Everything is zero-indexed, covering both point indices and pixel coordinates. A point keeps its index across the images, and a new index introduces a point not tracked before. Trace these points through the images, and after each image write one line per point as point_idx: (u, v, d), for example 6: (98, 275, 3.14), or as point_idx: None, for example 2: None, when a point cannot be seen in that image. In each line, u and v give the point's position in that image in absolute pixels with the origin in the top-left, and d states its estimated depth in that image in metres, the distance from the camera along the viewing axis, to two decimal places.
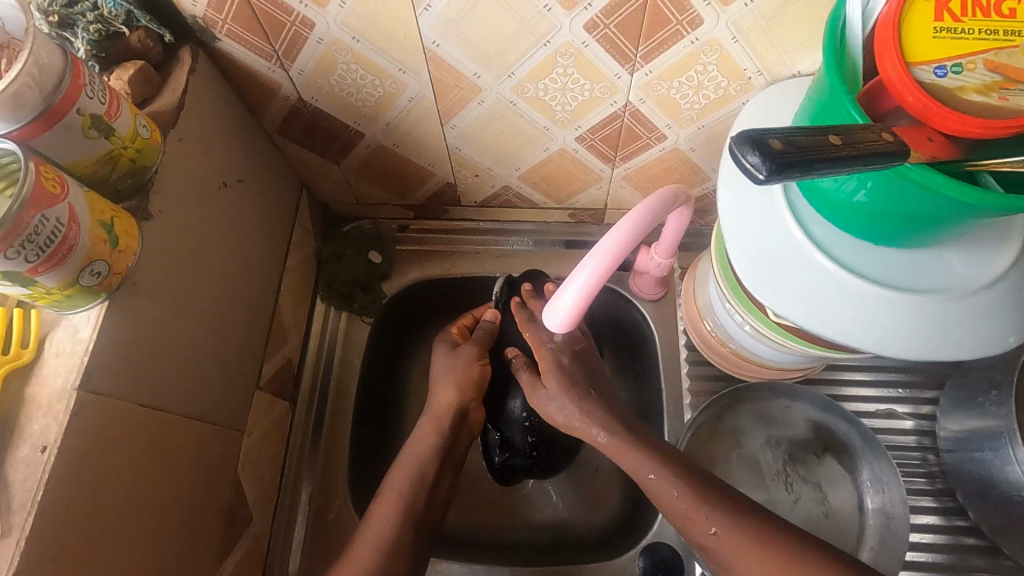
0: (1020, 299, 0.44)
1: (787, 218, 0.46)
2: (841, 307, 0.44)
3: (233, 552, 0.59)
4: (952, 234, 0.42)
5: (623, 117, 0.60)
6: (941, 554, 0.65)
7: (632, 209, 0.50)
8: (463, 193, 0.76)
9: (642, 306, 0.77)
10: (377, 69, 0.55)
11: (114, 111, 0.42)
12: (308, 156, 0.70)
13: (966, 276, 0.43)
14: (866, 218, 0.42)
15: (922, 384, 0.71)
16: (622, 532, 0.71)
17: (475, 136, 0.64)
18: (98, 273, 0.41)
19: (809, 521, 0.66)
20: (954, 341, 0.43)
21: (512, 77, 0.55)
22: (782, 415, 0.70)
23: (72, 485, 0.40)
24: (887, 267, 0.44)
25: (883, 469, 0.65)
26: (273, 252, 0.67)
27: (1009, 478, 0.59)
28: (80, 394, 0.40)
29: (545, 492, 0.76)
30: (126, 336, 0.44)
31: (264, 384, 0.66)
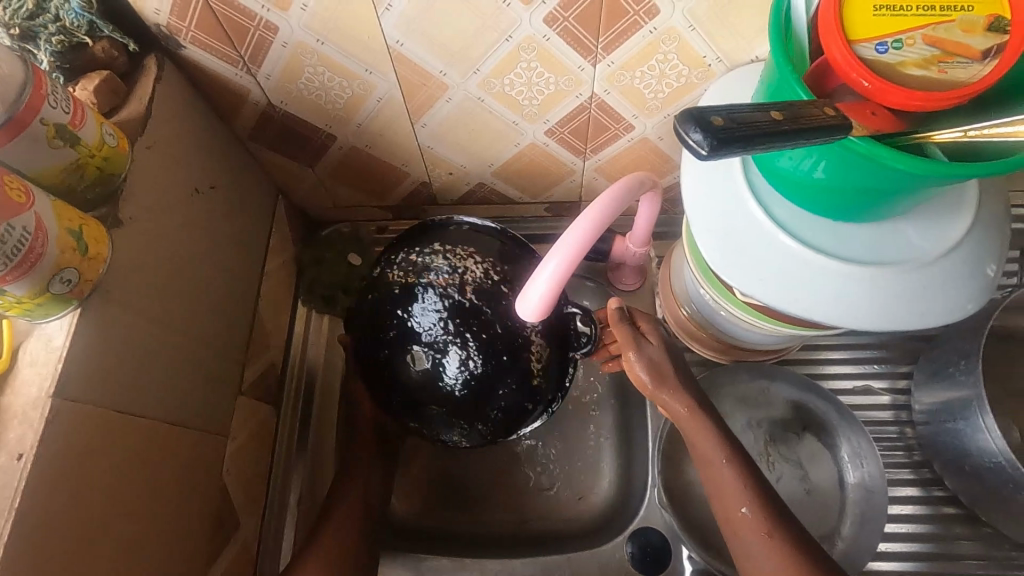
0: (976, 268, 0.45)
1: (748, 200, 0.46)
2: (805, 284, 0.45)
3: (221, 557, 0.59)
4: (907, 205, 0.43)
5: (590, 109, 0.61)
6: (921, 525, 0.66)
7: (597, 198, 0.51)
8: (438, 192, 0.77)
9: (620, 296, 0.78)
10: (344, 71, 0.56)
11: (79, 121, 0.43)
12: (282, 160, 0.70)
13: (925, 246, 0.44)
14: (825, 194, 0.43)
15: (896, 359, 0.72)
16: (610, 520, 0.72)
17: (446, 134, 0.65)
18: (68, 281, 0.41)
19: (792, 499, 0.67)
20: (917, 310, 0.44)
21: (478, 73, 0.56)
22: (761, 397, 0.71)
23: (50, 492, 0.40)
24: (846, 243, 0.45)
25: (860, 443, 0.66)
26: (250, 257, 0.67)
27: (982, 446, 0.60)
28: (55, 402, 0.40)
29: None
30: (101, 343, 0.44)
31: (247, 389, 0.66)
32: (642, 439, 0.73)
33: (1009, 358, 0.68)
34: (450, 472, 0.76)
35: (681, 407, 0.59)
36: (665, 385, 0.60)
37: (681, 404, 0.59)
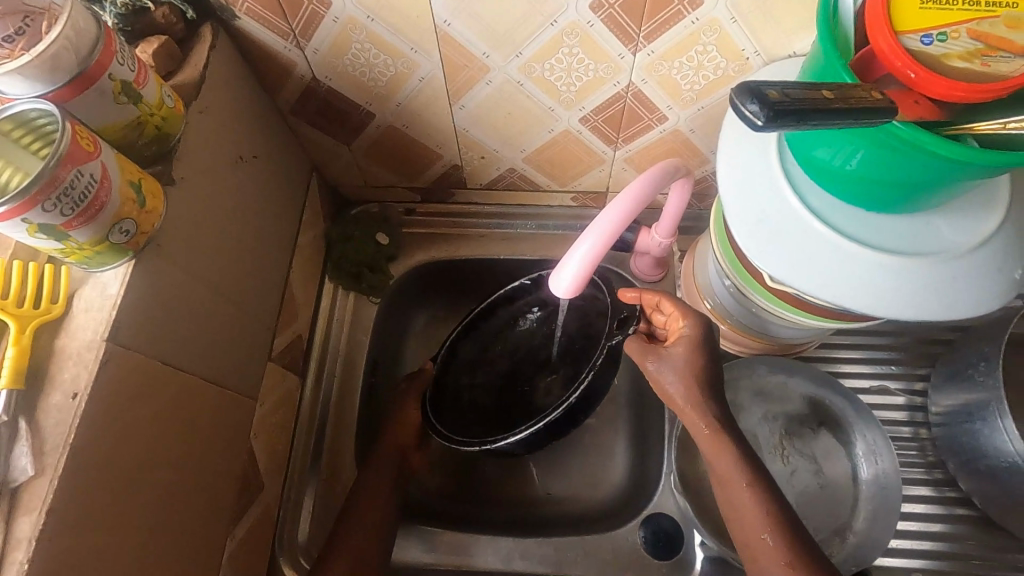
0: (1006, 265, 0.45)
1: (785, 190, 0.48)
2: (837, 271, 0.46)
3: (246, 517, 0.60)
4: (941, 198, 0.44)
5: (626, 98, 0.62)
6: (934, 524, 0.67)
7: (636, 178, 0.53)
8: (469, 176, 0.78)
9: (641, 287, 0.80)
10: (390, 49, 0.58)
11: (142, 80, 0.44)
12: (320, 136, 0.72)
13: (955, 240, 0.45)
14: (860, 184, 0.44)
15: (913, 361, 0.73)
16: (625, 505, 0.73)
17: (483, 117, 0.66)
18: (126, 231, 0.43)
19: (805, 491, 0.68)
20: (945, 303, 0.45)
21: (519, 57, 0.58)
22: (778, 391, 0.72)
23: (99, 431, 0.41)
24: (879, 233, 0.46)
25: (874, 438, 0.67)
26: (285, 228, 0.68)
27: (998, 447, 0.61)
28: (108, 345, 0.42)
29: (549, 468, 0.78)
30: (150, 293, 0.46)
31: (276, 356, 0.67)
32: (657, 428, 0.74)
33: None
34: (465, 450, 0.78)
35: (701, 425, 0.59)
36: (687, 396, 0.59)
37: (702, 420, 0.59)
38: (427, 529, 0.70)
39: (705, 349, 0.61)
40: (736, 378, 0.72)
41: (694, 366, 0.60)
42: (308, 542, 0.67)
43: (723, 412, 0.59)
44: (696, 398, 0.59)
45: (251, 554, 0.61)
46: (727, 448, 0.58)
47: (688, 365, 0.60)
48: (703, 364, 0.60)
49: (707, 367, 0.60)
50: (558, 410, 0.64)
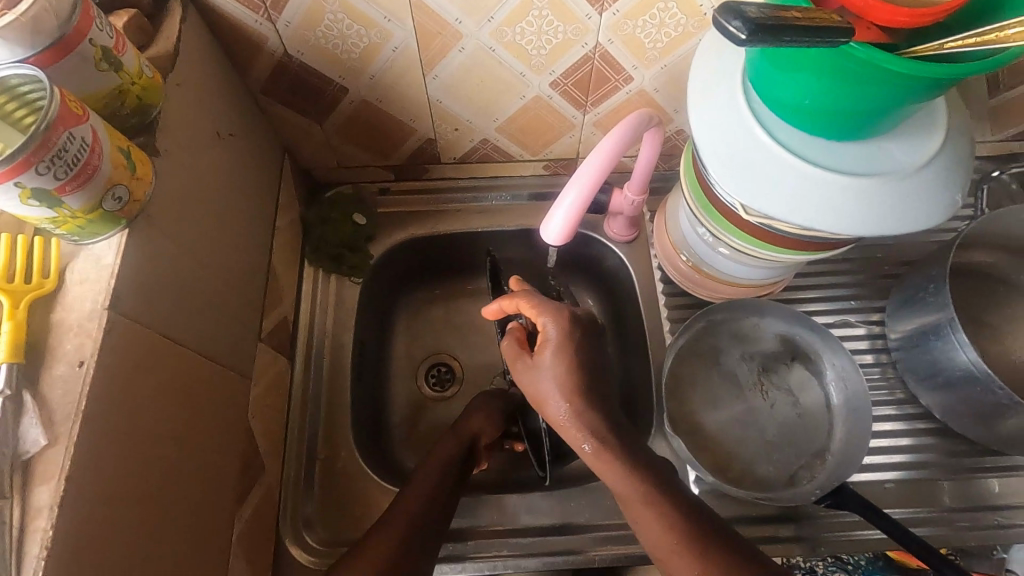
0: (949, 180, 0.51)
1: (751, 123, 0.52)
2: (801, 194, 0.51)
3: (250, 497, 0.60)
4: (890, 121, 0.49)
5: (594, 59, 0.65)
6: (900, 438, 0.73)
7: (607, 135, 0.54)
8: (443, 150, 0.79)
9: (616, 248, 0.83)
10: (363, 18, 0.58)
11: (121, 47, 0.44)
12: (292, 116, 0.71)
13: (905, 159, 0.50)
14: (817, 111, 0.49)
15: (870, 295, 0.79)
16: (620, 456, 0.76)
17: (456, 86, 0.68)
18: (119, 198, 0.42)
19: (786, 421, 0.72)
20: (899, 216, 0.50)
21: (491, 22, 0.60)
22: (753, 332, 0.76)
23: (108, 400, 0.40)
24: (840, 158, 0.51)
25: (842, 364, 0.71)
26: (263, 209, 0.68)
27: (952, 361, 0.67)
28: (110, 314, 0.41)
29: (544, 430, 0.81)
30: (145, 264, 0.45)
31: (266, 337, 0.67)
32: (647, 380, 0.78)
33: (965, 288, 0.77)
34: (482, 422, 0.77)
35: (582, 438, 0.56)
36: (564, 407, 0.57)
37: (582, 434, 0.56)
38: None
39: (574, 347, 0.59)
40: (714, 324, 0.76)
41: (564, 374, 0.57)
42: (314, 520, 0.68)
43: (600, 420, 0.57)
44: (578, 409, 0.57)
45: (257, 536, 0.61)
46: (610, 462, 0.55)
47: (556, 373, 0.58)
48: (572, 372, 0.57)
49: (584, 368, 0.58)
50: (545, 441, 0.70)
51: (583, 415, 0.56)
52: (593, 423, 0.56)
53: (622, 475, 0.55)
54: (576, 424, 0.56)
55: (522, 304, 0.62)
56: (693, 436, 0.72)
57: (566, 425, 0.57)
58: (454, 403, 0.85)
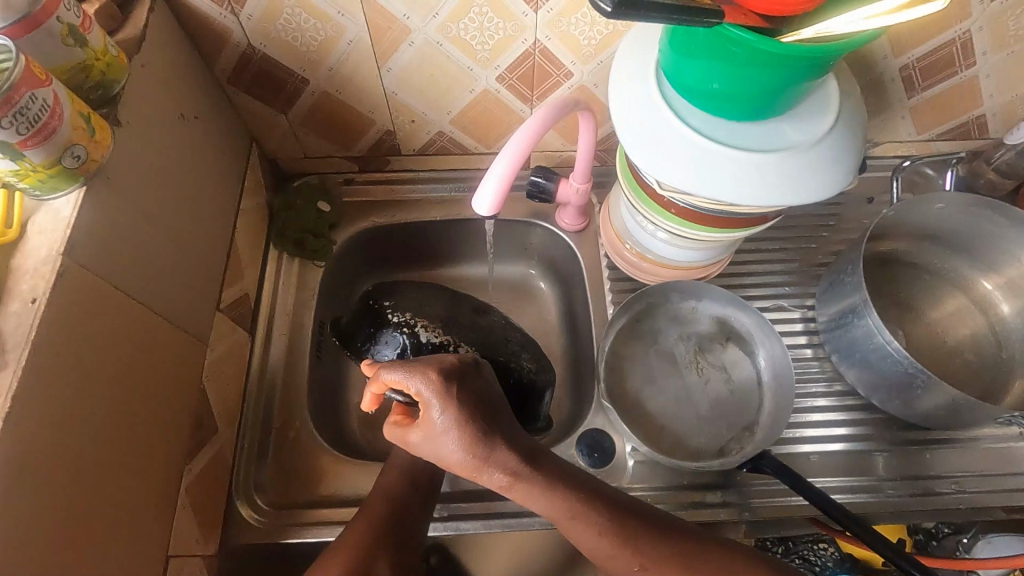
0: (839, 157, 0.56)
1: (661, 105, 0.58)
2: (704, 167, 0.56)
3: (201, 455, 0.64)
4: (780, 103, 0.55)
5: (534, 55, 0.70)
6: (828, 413, 0.78)
7: (527, 123, 0.59)
8: (402, 141, 0.84)
9: (566, 236, 0.88)
10: (318, 12, 0.64)
11: (87, 25, 0.49)
12: (258, 106, 0.77)
13: (798, 138, 0.56)
14: (715, 93, 0.55)
15: (802, 281, 0.84)
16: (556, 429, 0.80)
17: (409, 79, 0.73)
18: (78, 156, 0.47)
19: (718, 397, 0.77)
20: (791, 188, 0.55)
21: (436, 18, 0.65)
22: (690, 314, 0.81)
23: (58, 336, 0.45)
24: (739, 137, 0.57)
25: (769, 341, 0.76)
26: (227, 190, 0.73)
27: (869, 338, 0.71)
28: (64, 259, 0.46)
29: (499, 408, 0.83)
30: (101, 219, 0.50)
31: (224, 309, 0.71)
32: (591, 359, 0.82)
33: (890, 274, 0.82)
34: None
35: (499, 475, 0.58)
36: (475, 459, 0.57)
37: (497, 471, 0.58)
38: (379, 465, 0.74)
39: (455, 399, 0.57)
40: (653, 306, 0.81)
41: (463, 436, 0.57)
42: (266, 483, 0.71)
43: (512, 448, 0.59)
44: (485, 449, 0.58)
45: (206, 493, 0.64)
46: (527, 489, 0.58)
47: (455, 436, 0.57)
48: (466, 428, 0.57)
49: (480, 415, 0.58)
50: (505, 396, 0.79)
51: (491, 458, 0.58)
52: (503, 462, 0.58)
53: (541, 496, 0.58)
54: (490, 468, 0.58)
55: (381, 382, 0.59)
56: (632, 411, 0.76)
57: (477, 471, 0.58)
58: None
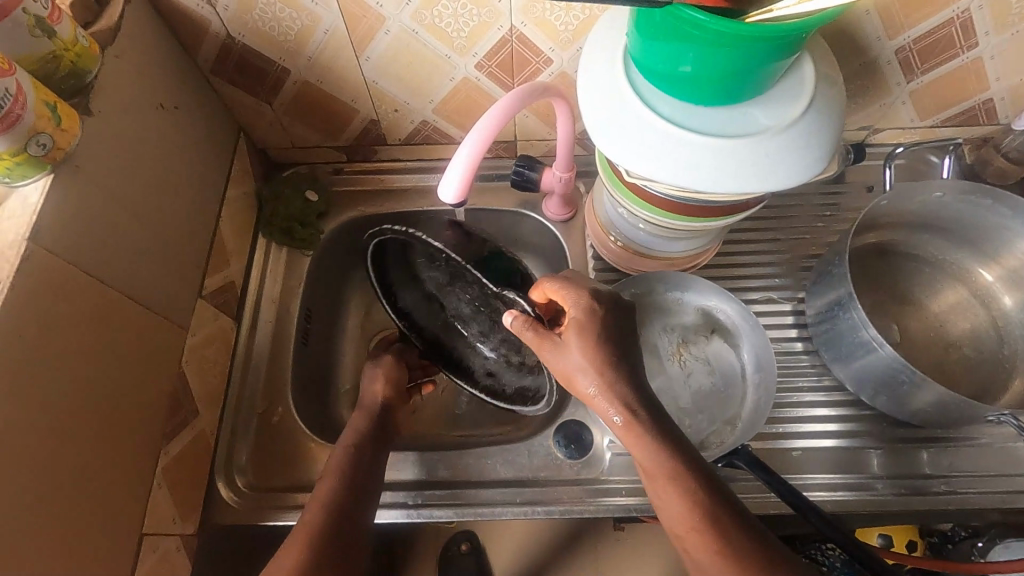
0: (811, 142, 0.55)
1: (628, 91, 0.57)
2: (670, 154, 0.55)
3: (180, 436, 0.66)
4: (747, 87, 0.53)
5: (512, 41, 0.70)
6: (815, 408, 0.75)
7: (495, 103, 0.59)
8: (387, 131, 0.85)
9: (552, 226, 0.87)
10: (292, 2, 0.65)
11: (56, 17, 0.51)
12: (243, 96, 0.78)
13: (767, 122, 0.54)
14: (679, 78, 0.53)
15: (795, 273, 0.82)
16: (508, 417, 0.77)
17: (388, 68, 0.73)
18: (43, 145, 0.48)
19: (700, 389, 0.75)
20: (759, 174, 0.54)
21: (410, 5, 0.65)
22: (674, 306, 0.79)
23: (21, 319, 0.47)
24: (707, 122, 0.55)
25: (753, 333, 0.74)
26: (210, 179, 0.74)
27: (855, 329, 0.69)
28: (30, 245, 0.48)
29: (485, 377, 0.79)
30: (68, 207, 0.52)
31: (208, 296, 0.73)
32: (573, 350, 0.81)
33: (884, 264, 0.79)
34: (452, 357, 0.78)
35: (614, 410, 0.55)
36: (596, 380, 0.55)
37: (614, 405, 0.55)
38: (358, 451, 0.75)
39: (599, 324, 0.57)
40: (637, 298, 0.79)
41: (593, 351, 0.55)
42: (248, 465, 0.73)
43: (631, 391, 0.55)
44: (608, 380, 0.55)
45: (186, 472, 0.66)
46: (641, 436, 0.54)
47: (584, 350, 0.55)
48: (600, 347, 0.56)
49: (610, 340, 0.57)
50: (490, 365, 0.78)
51: (615, 385, 0.55)
52: (623, 395, 0.55)
53: (652, 450, 0.53)
54: (609, 395, 0.55)
55: (550, 288, 0.60)
56: None
57: (596, 398, 0.56)
58: None
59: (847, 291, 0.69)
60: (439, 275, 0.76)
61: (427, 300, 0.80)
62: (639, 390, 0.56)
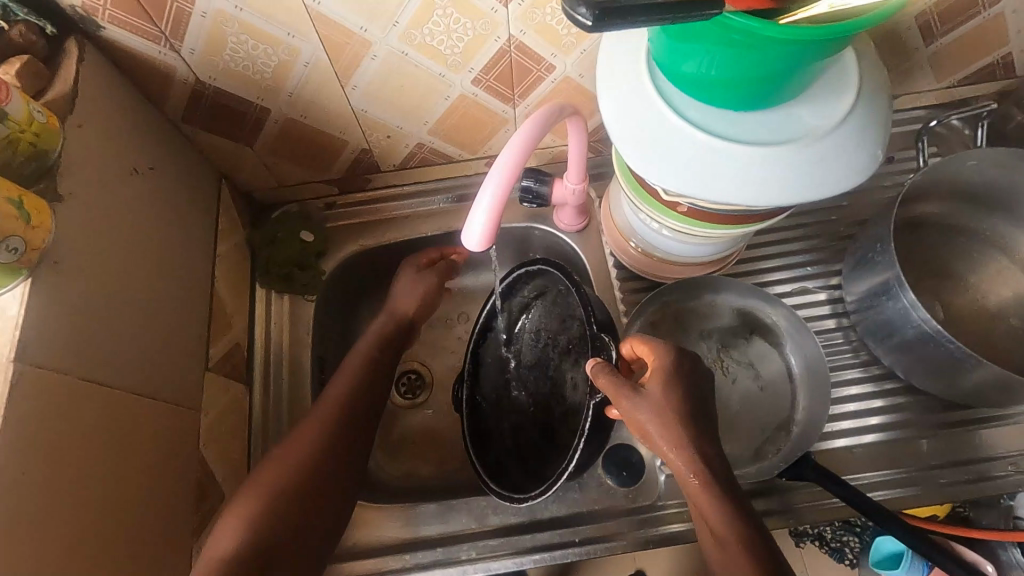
0: (861, 140, 0.50)
1: (662, 104, 0.51)
2: (714, 170, 0.50)
3: (209, 525, 0.61)
4: (792, 89, 0.48)
5: (511, 52, 0.63)
6: (867, 400, 0.73)
7: (519, 127, 0.54)
8: (380, 158, 0.79)
9: (567, 237, 0.82)
10: (267, 36, 0.58)
11: (5, 97, 0.43)
12: (220, 141, 0.71)
13: (815, 123, 0.50)
14: (718, 87, 0.48)
15: (827, 259, 0.78)
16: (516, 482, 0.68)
17: (377, 94, 0.67)
18: (14, 249, 0.42)
19: (749, 395, 0.72)
20: (812, 183, 0.50)
21: (397, 26, 0.58)
22: (709, 310, 0.76)
23: (21, 451, 0.42)
24: (749, 130, 0.50)
25: (798, 332, 0.71)
26: (197, 239, 0.68)
27: (904, 315, 0.65)
28: (18, 365, 0.43)
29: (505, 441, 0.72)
30: (53, 311, 0.46)
31: (215, 366, 0.68)
32: None
33: (920, 240, 0.76)
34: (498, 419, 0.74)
35: (685, 469, 0.52)
36: (669, 433, 0.53)
37: (683, 461, 0.52)
38: (397, 506, 0.71)
39: (679, 380, 0.56)
40: (678, 316, 0.75)
41: (675, 402, 0.54)
42: None
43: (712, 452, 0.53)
44: (679, 435, 0.53)
45: None
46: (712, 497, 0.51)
47: (662, 399, 0.54)
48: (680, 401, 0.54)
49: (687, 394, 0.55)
50: (531, 443, 0.72)
51: (687, 443, 0.52)
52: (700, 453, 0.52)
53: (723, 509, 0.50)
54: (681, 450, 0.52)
55: (639, 344, 0.59)
56: None
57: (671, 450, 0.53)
58: (425, 407, 0.85)
59: (894, 277, 0.65)
60: (528, 356, 0.75)
61: (498, 369, 0.75)
62: (713, 447, 0.54)
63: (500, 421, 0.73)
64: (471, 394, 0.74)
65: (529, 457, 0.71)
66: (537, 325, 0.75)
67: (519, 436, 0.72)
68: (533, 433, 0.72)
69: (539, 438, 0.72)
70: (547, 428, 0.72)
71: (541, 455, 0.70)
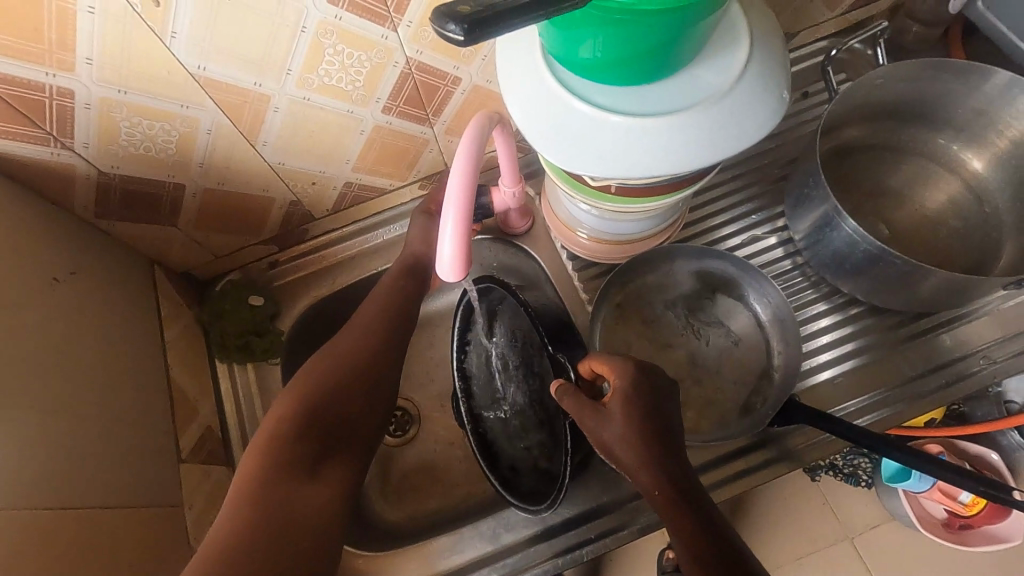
0: (763, 88, 0.51)
1: (567, 95, 0.51)
2: (633, 148, 0.51)
3: None
4: (687, 53, 0.48)
5: (413, 74, 0.62)
6: (837, 330, 0.74)
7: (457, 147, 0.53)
8: (311, 206, 0.77)
9: (516, 241, 0.82)
10: (158, 113, 0.56)
11: None
12: (141, 228, 0.69)
13: (716, 81, 0.50)
14: (616, 66, 0.47)
15: (769, 204, 0.80)
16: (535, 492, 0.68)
17: (290, 144, 0.66)
18: None
19: (724, 353, 0.73)
20: (726, 140, 0.50)
21: (291, 74, 0.57)
22: (668, 280, 0.76)
23: None
24: (656, 101, 0.50)
25: (757, 281, 0.72)
26: (138, 333, 0.66)
27: (848, 242, 0.67)
28: None
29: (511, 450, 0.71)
30: None
31: (189, 456, 0.66)
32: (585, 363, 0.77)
33: (851, 165, 0.77)
34: (500, 427, 0.72)
35: (652, 485, 0.49)
36: (634, 450, 0.50)
37: (651, 480, 0.49)
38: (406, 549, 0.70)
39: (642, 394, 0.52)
40: (642, 289, 0.76)
41: (637, 419, 0.51)
42: None
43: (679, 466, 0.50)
44: (644, 455, 0.50)
45: None
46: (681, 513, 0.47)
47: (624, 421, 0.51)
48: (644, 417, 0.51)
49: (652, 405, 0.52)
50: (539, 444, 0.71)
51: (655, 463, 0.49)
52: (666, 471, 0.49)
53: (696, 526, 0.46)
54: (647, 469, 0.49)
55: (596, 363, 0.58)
56: None
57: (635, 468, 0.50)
58: (417, 442, 0.84)
59: (831, 207, 0.66)
60: (511, 358, 0.73)
61: (489, 378, 0.73)
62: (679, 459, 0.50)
63: (500, 430, 0.72)
64: (469, 412, 0.70)
65: (538, 459, 0.71)
66: (510, 328, 0.73)
67: (524, 440, 0.72)
68: (536, 432, 0.72)
69: (545, 436, 0.72)
70: (549, 424, 0.72)
71: (552, 456, 0.70)
